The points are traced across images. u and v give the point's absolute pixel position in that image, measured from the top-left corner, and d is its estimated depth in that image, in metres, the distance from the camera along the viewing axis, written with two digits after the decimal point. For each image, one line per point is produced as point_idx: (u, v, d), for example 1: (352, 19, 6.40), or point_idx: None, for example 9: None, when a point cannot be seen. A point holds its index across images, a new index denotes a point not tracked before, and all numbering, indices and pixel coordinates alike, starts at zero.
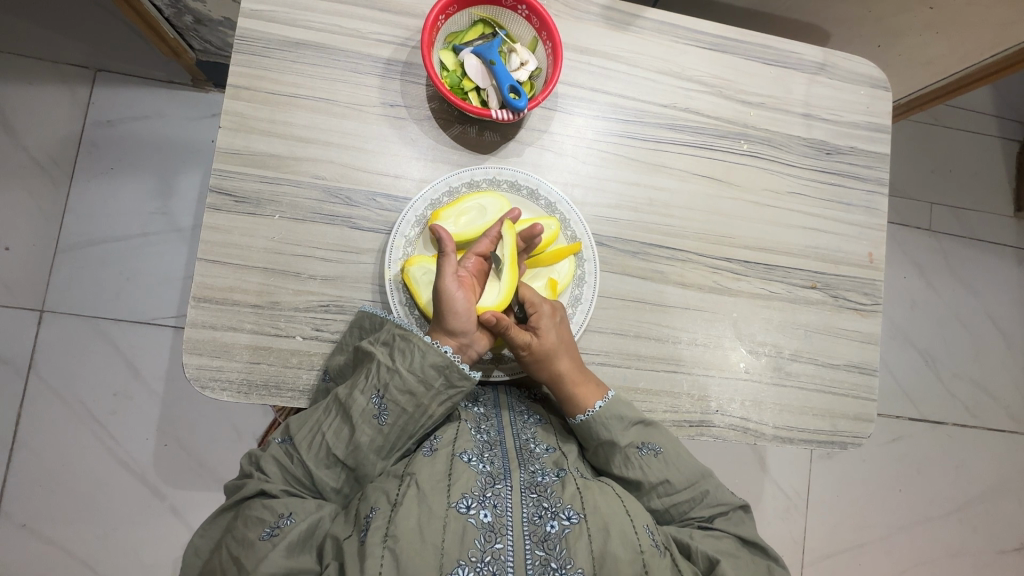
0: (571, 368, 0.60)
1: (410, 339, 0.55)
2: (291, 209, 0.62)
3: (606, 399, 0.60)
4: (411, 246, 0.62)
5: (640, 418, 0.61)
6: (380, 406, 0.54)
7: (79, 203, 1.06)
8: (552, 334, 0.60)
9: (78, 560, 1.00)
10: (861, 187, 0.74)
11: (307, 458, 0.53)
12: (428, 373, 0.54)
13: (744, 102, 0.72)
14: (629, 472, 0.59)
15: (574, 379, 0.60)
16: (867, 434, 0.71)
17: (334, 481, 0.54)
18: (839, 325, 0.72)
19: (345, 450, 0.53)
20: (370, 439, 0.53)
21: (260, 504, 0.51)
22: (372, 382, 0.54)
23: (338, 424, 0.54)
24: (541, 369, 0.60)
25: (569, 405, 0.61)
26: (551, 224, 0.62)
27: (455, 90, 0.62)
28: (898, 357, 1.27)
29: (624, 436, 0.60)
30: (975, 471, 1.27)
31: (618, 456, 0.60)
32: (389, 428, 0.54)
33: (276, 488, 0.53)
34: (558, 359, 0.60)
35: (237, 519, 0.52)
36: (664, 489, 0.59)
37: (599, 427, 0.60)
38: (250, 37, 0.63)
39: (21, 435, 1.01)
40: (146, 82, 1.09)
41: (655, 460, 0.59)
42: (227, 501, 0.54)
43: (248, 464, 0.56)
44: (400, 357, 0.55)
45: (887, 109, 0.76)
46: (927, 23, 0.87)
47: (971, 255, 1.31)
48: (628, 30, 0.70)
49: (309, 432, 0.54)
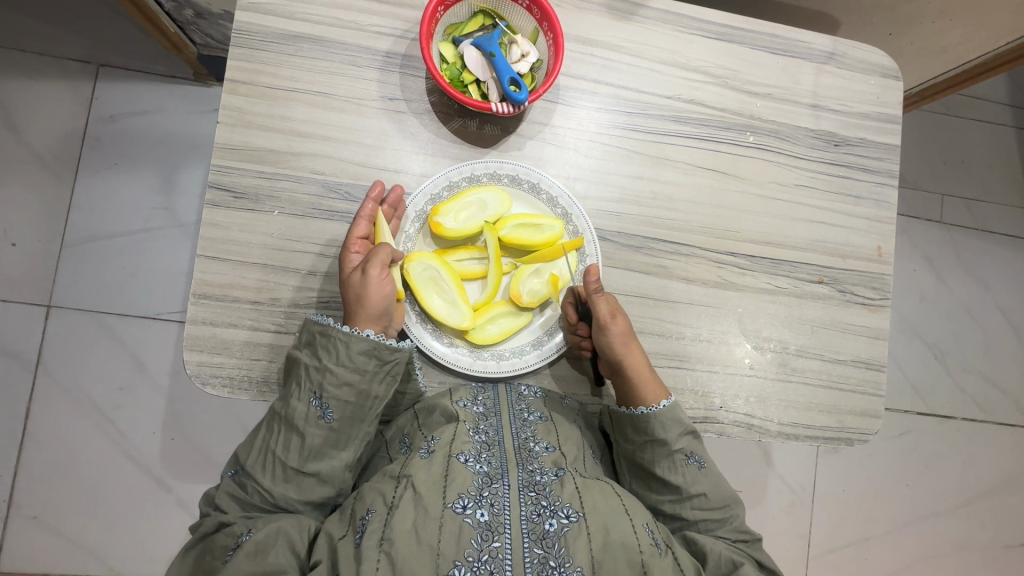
0: (643, 359, 0.62)
1: (329, 334, 0.55)
2: (291, 204, 0.62)
3: (670, 401, 0.61)
4: (412, 242, 0.62)
5: (692, 429, 0.62)
6: (322, 406, 0.54)
7: (84, 198, 1.07)
8: (625, 319, 0.62)
9: (87, 551, 1.01)
10: (870, 180, 0.73)
11: (263, 480, 0.54)
12: (358, 359, 0.55)
13: (751, 93, 0.71)
14: (673, 477, 0.60)
15: (645, 371, 0.62)
16: (874, 431, 0.69)
17: (297, 491, 0.54)
18: (846, 319, 0.71)
19: (299, 458, 0.54)
20: (322, 438, 0.54)
21: (222, 534, 0.52)
22: (307, 387, 0.55)
23: (285, 437, 0.54)
24: (614, 356, 0.61)
25: (634, 399, 0.61)
26: (554, 225, 0.62)
27: (454, 82, 0.61)
28: (907, 350, 1.25)
29: (677, 440, 0.60)
30: (985, 466, 1.25)
31: (666, 458, 0.60)
32: (339, 421, 0.55)
33: (233, 517, 0.53)
34: (633, 347, 0.62)
35: (203, 557, 0.52)
36: (699, 501, 0.59)
37: (656, 427, 0.60)
38: (248, 31, 0.62)
39: (30, 429, 1.02)
40: (148, 77, 1.09)
41: (697, 472, 0.60)
42: (191, 542, 0.54)
43: (208, 504, 0.56)
44: (326, 354, 0.55)
45: (898, 100, 0.74)
46: (939, 11, 0.85)
47: (983, 248, 1.29)
48: (632, 20, 0.68)
49: (260, 454, 0.55)
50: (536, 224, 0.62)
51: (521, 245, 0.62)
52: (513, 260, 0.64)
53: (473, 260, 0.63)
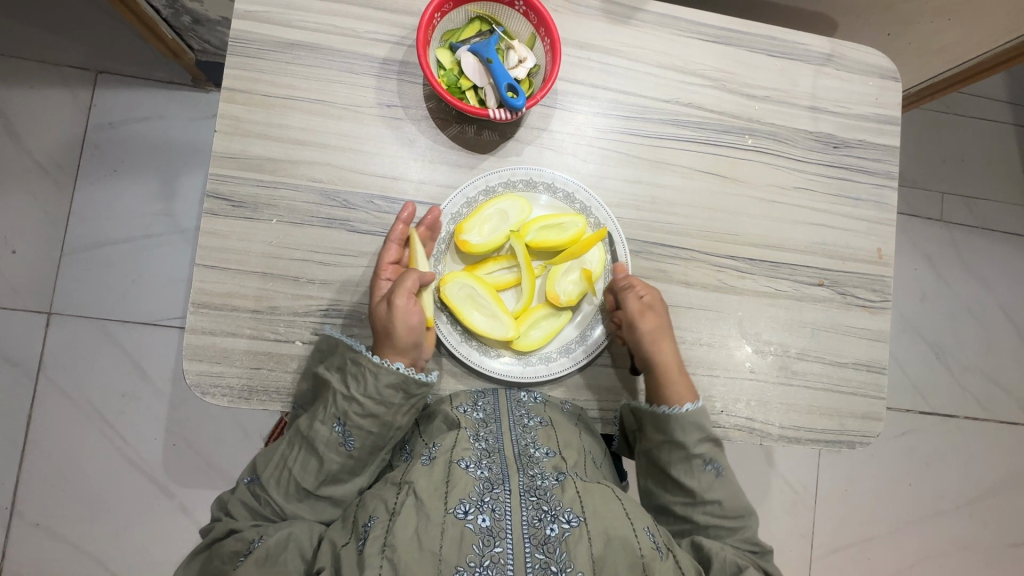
0: (672, 357, 0.63)
1: (361, 363, 0.55)
2: (289, 212, 0.62)
3: (696, 404, 0.61)
4: (442, 263, 0.63)
5: (714, 436, 0.62)
6: (343, 433, 0.54)
7: (84, 205, 1.07)
8: (657, 316, 0.63)
9: (90, 558, 1.01)
10: (869, 182, 0.73)
11: (276, 495, 0.54)
12: (385, 392, 0.55)
13: (748, 95, 0.70)
14: (688, 480, 0.60)
15: (674, 369, 0.63)
16: (876, 433, 0.69)
17: (310, 511, 0.55)
18: (846, 322, 0.70)
19: (316, 481, 0.55)
20: (340, 464, 0.55)
21: (230, 539, 0.52)
22: (331, 412, 0.55)
23: (304, 457, 0.55)
24: (643, 350, 0.62)
25: (656, 395, 0.62)
26: (577, 220, 0.62)
27: (451, 89, 0.61)
28: (909, 350, 1.25)
29: (697, 445, 0.60)
30: (988, 464, 1.25)
31: (683, 462, 0.60)
32: (358, 450, 0.55)
33: (244, 525, 0.53)
34: (662, 344, 0.62)
35: (210, 560, 0.52)
36: (712, 507, 0.60)
37: (676, 429, 0.60)
38: (244, 39, 0.62)
39: (32, 437, 1.02)
40: (147, 83, 1.09)
41: (714, 479, 0.60)
42: (199, 545, 0.54)
43: (216, 509, 0.56)
44: (354, 383, 0.55)
45: (896, 101, 0.74)
46: (935, 11, 0.85)
47: (984, 246, 1.29)
48: (629, 24, 0.68)
49: (277, 468, 0.55)
50: (558, 223, 0.62)
51: (549, 247, 0.62)
52: (543, 263, 0.64)
53: (504, 271, 0.63)
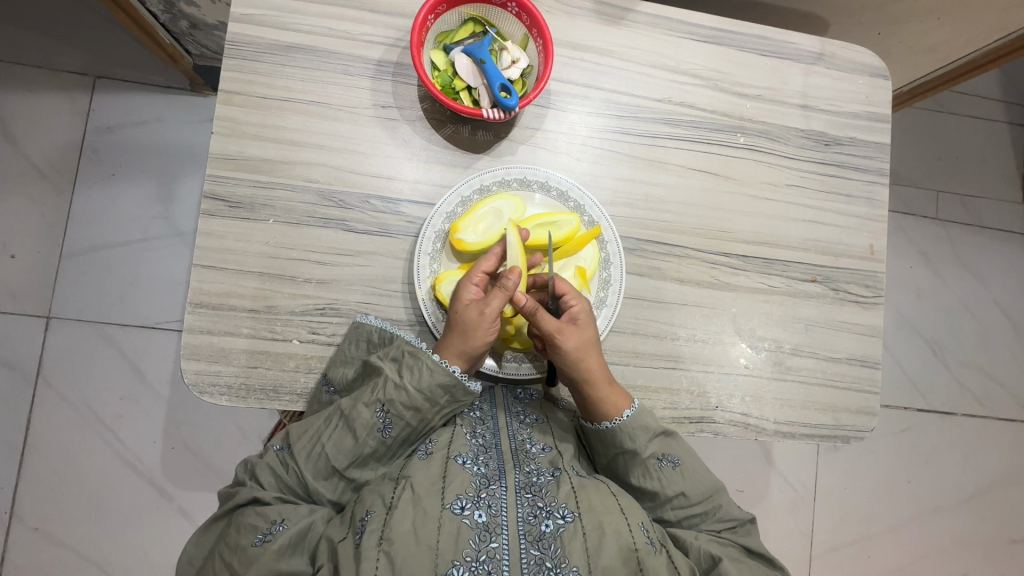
0: (602, 371, 0.59)
1: (418, 356, 0.56)
2: (285, 212, 0.62)
3: (634, 408, 0.59)
4: (437, 261, 0.63)
5: (662, 429, 0.60)
6: (384, 419, 0.54)
7: (83, 209, 1.07)
8: (580, 330, 0.59)
9: (90, 561, 1.01)
10: (860, 178, 0.73)
11: (304, 469, 0.54)
12: (433, 389, 0.55)
13: (740, 94, 0.71)
14: (647, 483, 0.59)
15: (604, 382, 0.59)
16: (870, 428, 0.70)
17: (330, 491, 0.55)
18: (839, 317, 0.71)
19: (346, 462, 0.54)
20: (372, 449, 0.55)
21: (252, 511, 0.52)
22: (377, 396, 0.55)
23: (339, 436, 0.54)
24: (570, 366, 0.58)
25: (588, 407, 0.60)
26: (571, 219, 0.62)
27: (445, 90, 0.62)
28: (905, 347, 1.25)
29: (647, 447, 0.59)
30: (986, 461, 1.25)
31: (638, 466, 0.59)
32: (392, 439, 0.55)
33: (269, 496, 0.53)
34: (589, 358, 0.59)
35: (230, 527, 0.53)
36: (679, 501, 0.58)
37: (623, 439, 0.59)
38: (240, 42, 0.63)
39: (32, 440, 1.02)
40: (144, 87, 1.10)
41: (674, 472, 0.59)
42: (221, 509, 0.55)
43: (243, 472, 0.56)
44: (408, 374, 0.55)
45: (887, 98, 0.75)
46: (925, 10, 0.85)
47: (979, 243, 1.29)
48: (621, 24, 0.69)
49: (310, 441, 0.54)
50: (553, 221, 0.61)
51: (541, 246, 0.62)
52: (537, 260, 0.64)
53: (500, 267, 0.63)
